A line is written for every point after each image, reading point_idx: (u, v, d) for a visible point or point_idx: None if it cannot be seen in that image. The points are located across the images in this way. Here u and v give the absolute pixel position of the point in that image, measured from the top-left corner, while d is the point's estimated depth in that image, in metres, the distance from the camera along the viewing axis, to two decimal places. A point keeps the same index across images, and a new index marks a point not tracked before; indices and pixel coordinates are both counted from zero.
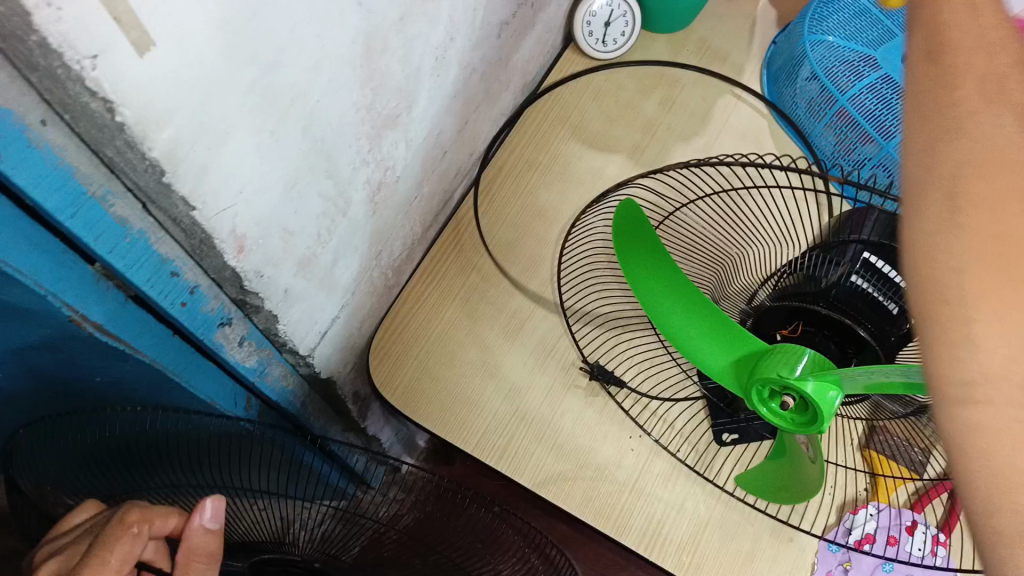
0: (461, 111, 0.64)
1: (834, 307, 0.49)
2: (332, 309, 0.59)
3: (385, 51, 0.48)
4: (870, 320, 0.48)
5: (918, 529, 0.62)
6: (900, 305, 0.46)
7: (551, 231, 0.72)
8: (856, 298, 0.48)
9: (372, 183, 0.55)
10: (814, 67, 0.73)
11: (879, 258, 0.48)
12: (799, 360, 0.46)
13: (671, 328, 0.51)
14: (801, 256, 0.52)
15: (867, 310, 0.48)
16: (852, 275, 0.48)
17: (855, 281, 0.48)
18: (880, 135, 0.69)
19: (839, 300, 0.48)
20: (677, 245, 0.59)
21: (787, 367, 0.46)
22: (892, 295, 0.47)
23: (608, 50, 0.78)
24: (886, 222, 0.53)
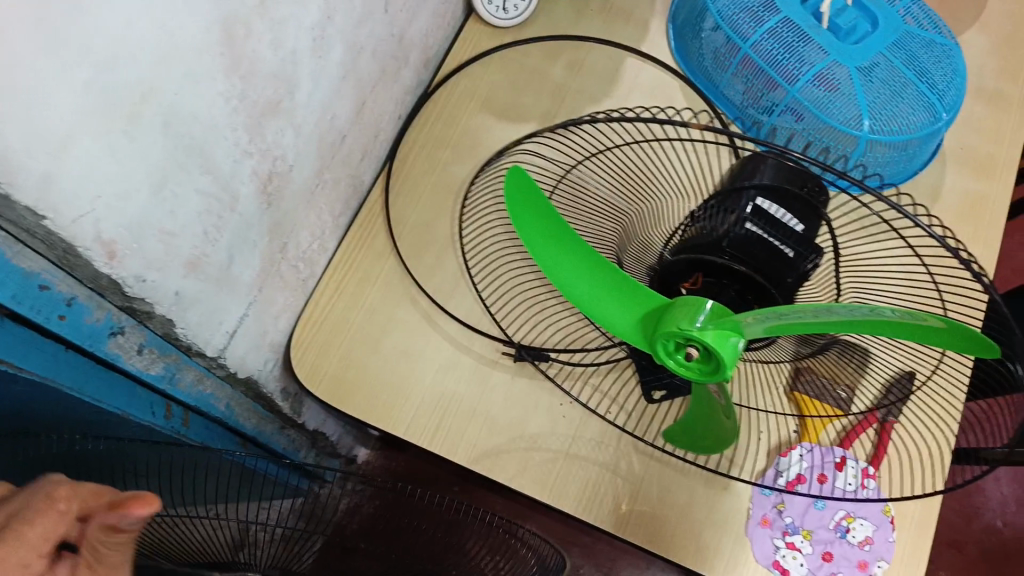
0: (356, 92, 0.63)
1: (730, 256, 0.48)
2: (238, 308, 0.57)
3: (249, 37, 0.47)
4: (765, 266, 0.47)
5: (847, 463, 0.63)
6: (795, 249, 0.48)
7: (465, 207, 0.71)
8: (750, 243, 0.48)
9: (260, 173, 0.54)
10: (717, 18, 0.72)
11: (770, 207, 0.49)
12: (699, 310, 0.47)
13: (577, 295, 0.50)
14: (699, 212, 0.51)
15: (762, 256, 0.48)
16: (744, 222, 0.49)
17: (748, 228, 0.49)
18: (785, 81, 0.69)
19: (738, 245, 0.48)
20: (575, 209, 0.57)
21: (687, 320, 0.46)
22: (786, 241, 0.48)
23: (510, 17, 0.76)
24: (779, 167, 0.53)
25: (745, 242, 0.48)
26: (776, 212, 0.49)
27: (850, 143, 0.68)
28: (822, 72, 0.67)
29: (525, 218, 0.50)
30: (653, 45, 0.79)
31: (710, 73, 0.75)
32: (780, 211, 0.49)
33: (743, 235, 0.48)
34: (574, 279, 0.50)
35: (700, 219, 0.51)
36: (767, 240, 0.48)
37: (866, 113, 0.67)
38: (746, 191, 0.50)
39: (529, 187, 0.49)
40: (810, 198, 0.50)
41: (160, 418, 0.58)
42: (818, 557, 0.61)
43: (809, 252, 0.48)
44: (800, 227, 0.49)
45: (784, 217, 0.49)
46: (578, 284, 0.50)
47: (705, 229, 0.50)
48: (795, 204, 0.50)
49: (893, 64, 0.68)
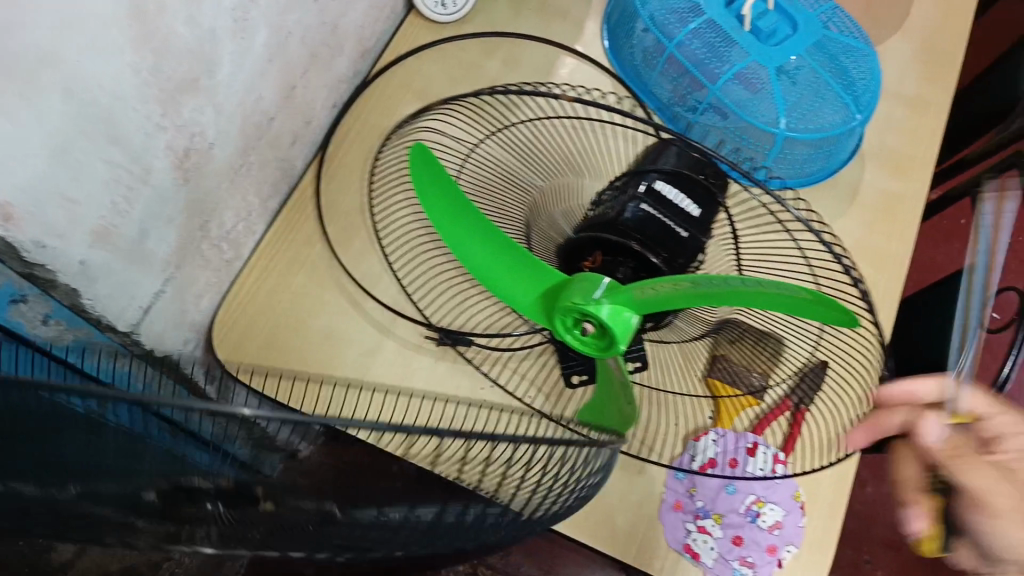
0: (285, 77, 0.63)
1: (626, 235, 0.49)
2: (154, 282, 0.58)
3: (163, 11, 0.46)
4: (662, 247, 0.49)
5: (759, 449, 0.65)
6: (689, 230, 0.50)
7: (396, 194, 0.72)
8: (647, 223, 0.50)
9: (176, 150, 0.54)
10: (647, 20, 0.74)
11: (667, 188, 0.51)
12: (596, 286, 0.48)
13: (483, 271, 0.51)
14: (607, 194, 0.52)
15: (657, 237, 0.49)
16: (641, 203, 0.50)
17: (645, 209, 0.50)
18: (708, 80, 0.71)
19: (641, 227, 0.50)
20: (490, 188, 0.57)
21: (583, 295, 0.48)
22: (680, 221, 0.50)
23: (448, 13, 0.77)
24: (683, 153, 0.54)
25: (646, 224, 0.50)
26: (674, 196, 0.51)
27: (768, 141, 0.70)
28: (743, 72, 0.69)
29: (431, 195, 0.50)
30: (587, 42, 0.80)
31: (640, 72, 0.77)
32: (677, 194, 0.51)
33: (645, 217, 0.50)
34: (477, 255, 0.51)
35: (604, 200, 0.53)
36: (666, 222, 0.50)
37: (782, 114, 0.69)
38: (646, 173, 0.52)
39: (435, 166, 0.49)
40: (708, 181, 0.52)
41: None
42: (728, 540, 0.62)
43: (702, 235, 0.51)
44: (694, 210, 0.51)
45: (682, 200, 0.51)
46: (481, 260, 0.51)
47: (608, 210, 0.51)
48: (695, 188, 0.52)
49: (813, 67, 0.70)
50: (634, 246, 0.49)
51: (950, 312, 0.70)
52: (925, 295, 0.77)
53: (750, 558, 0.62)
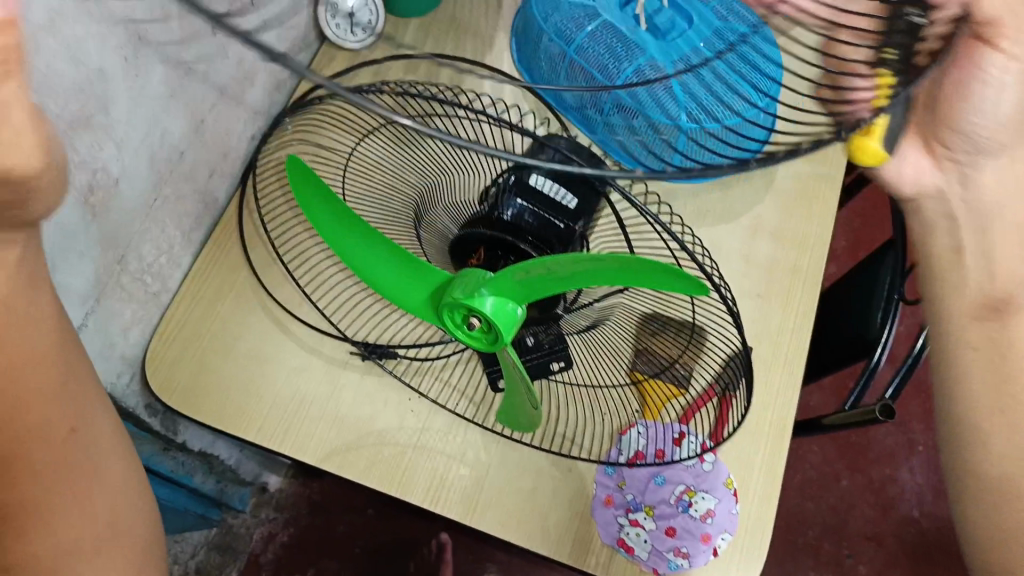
0: (191, 108, 0.66)
1: (497, 228, 0.51)
2: (73, 318, 0.60)
3: (39, 51, 0.50)
4: (528, 234, 0.51)
5: (687, 439, 0.63)
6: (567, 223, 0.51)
7: None
8: (521, 217, 0.51)
9: (79, 185, 0.57)
10: (548, 28, 0.75)
11: (543, 181, 0.51)
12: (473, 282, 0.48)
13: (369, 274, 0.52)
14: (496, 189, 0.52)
15: (530, 227, 0.51)
16: (514, 197, 0.51)
17: (519, 204, 0.51)
18: (609, 81, 0.73)
19: (520, 222, 0.51)
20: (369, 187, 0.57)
21: (462, 292, 0.48)
22: (557, 214, 0.51)
23: (359, 40, 0.78)
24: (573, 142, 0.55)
25: (534, 222, 0.51)
26: (552, 194, 0.51)
27: (675, 133, 0.72)
28: (643, 69, 0.72)
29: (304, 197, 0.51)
30: (499, 57, 0.82)
31: (548, 78, 0.78)
32: (560, 190, 0.52)
33: (530, 216, 0.51)
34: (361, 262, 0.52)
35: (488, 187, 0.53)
36: (546, 219, 0.51)
37: (682, 108, 0.71)
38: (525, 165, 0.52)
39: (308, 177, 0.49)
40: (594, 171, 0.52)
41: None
42: (661, 533, 0.62)
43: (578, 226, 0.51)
44: (572, 206, 0.51)
45: (560, 194, 0.52)
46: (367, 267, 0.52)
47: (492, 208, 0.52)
48: (577, 183, 0.52)
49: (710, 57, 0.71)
50: (521, 246, 0.50)
51: (874, 287, 0.70)
52: (853, 275, 0.76)
53: (684, 548, 0.61)
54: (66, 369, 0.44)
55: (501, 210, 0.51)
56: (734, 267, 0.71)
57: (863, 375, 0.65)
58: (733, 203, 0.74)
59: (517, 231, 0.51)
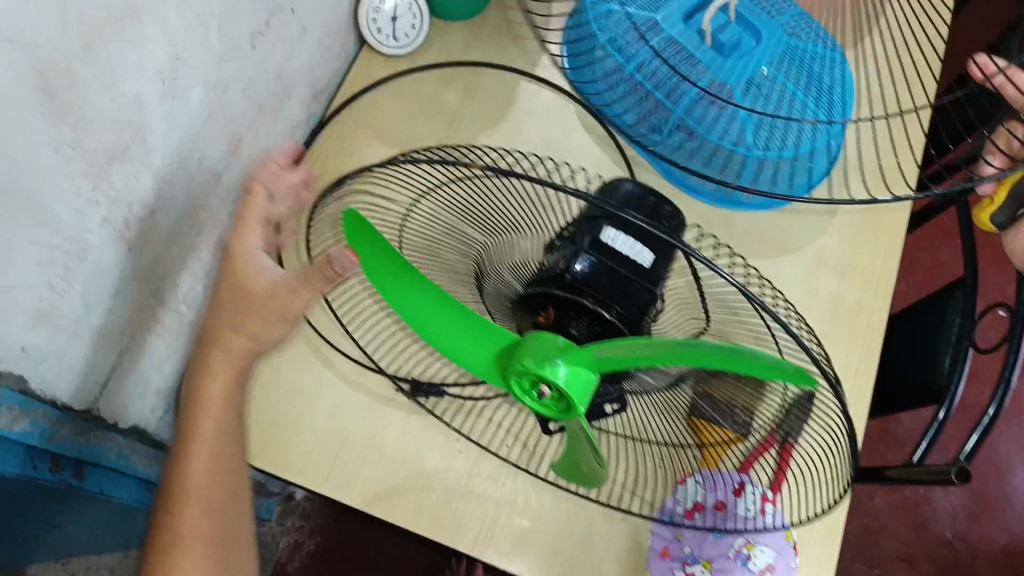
0: (230, 128, 0.62)
1: (568, 288, 0.47)
2: (106, 358, 0.57)
3: (72, 83, 0.46)
4: (592, 291, 0.47)
5: (747, 489, 0.61)
6: (644, 281, 0.47)
7: None
8: (595, 277, 0.47)
9: (115, 221, 0.53)
10: (605, 42, 0.71)
11: (615, 233, 0.47)
12: (546, 346, 0.43)
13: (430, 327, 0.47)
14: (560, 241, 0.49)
15: (606, 286, 0.47)
16: (580, 254, 0.47)
17: (585, 261, 0.47)
18: (670, 101, 0.69)
19: (587, 278, 0.47)
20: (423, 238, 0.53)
21: (532, 360, 0.42)
22: (631, 270, 0.47)
23: (401, 45, 0.73)
24: (637, 194, 0.52)
25: (600, 275, 0.47)
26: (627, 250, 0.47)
27: (740, 161, 0.70)
28: (709, 89, 0.67)
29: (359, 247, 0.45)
30: (548, 68, 0.77)
31: (602, 94, 0.73)
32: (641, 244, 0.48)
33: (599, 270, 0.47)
34: (422, 314, 0.47)
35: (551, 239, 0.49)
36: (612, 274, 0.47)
37: (748, 131, 0.68)
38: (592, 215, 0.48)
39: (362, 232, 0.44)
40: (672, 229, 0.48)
41: (46, 473, 0.58)
42: None
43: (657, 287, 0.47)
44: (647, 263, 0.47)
45: (635, 249, 0.47)
46: (427, 319, 0.47)
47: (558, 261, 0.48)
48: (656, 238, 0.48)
49: (780, 79, 0.68)
50: (587, 303, 0.47)
51: (941, 330, 0.68)
52: (917, 311, 0.73)
53: None
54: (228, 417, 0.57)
55: (571, 264, 0.47)
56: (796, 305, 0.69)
57: (930, 425, 0.62)
58: (794, 232, 0.71)
59: (581, 289, 0.47)
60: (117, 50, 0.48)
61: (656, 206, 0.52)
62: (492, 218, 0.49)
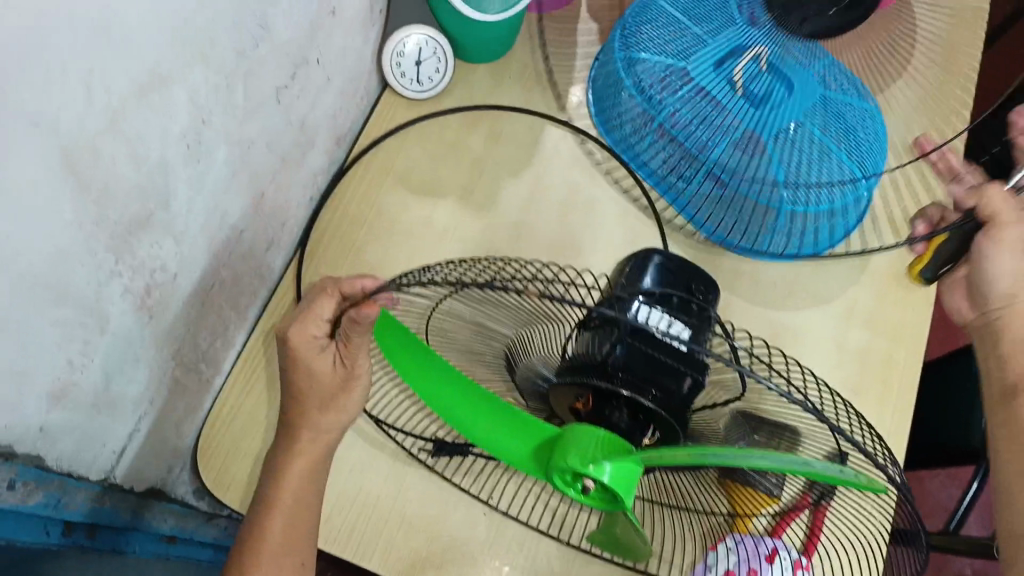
0: (253, 185, 0.60)
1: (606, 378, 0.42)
2: (125, 426, 0.56)
3: (94, 159, 0.44)
4: (627, 380, 0.42)
5: (778, 555, 0.60)
6: (687, 374, 0.41)
7: None
8: (632, 364, 0.41)
9: (135, 290, 0.52)
10: (632, 89, 0.70)
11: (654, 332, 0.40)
12: (589, 440, 0.40)
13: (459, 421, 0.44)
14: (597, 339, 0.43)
15: (647, 373, 0.41)
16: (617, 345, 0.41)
17: (622, 350, 0.41)
18: (699, 152, 0.68)
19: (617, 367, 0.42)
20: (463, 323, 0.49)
21: (575, 454, 0.39)
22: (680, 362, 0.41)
23: (425, 89, 0.72)
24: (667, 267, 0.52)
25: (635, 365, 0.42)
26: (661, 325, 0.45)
27: (771, 214, 0.69)
28: (739, 144, 0.66)
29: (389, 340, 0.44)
30: (574, 111, 0.76)
31: (632, 143, 0.74)
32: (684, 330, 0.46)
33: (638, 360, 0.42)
34: (449, 403, 0.44)
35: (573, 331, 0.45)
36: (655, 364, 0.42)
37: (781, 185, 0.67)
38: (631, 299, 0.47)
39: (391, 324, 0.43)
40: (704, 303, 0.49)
41: (56, 537, 0.57)
42: None
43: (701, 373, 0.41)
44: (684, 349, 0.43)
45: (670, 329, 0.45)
46: (455, 408, 0.44)
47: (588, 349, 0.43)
48: (691, 309, 0.48)
49: (813, 130, 0.65)
50: (622, 392, 0.42)
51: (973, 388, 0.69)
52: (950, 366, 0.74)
53: None
54: (310, 486, 0.57)
55: (608, 351, 0.42)
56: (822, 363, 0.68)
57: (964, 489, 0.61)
58: (824, 287, 0.73)
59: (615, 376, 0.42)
60: (143, 119, 0.47)
61: (689, 278, 0.52)
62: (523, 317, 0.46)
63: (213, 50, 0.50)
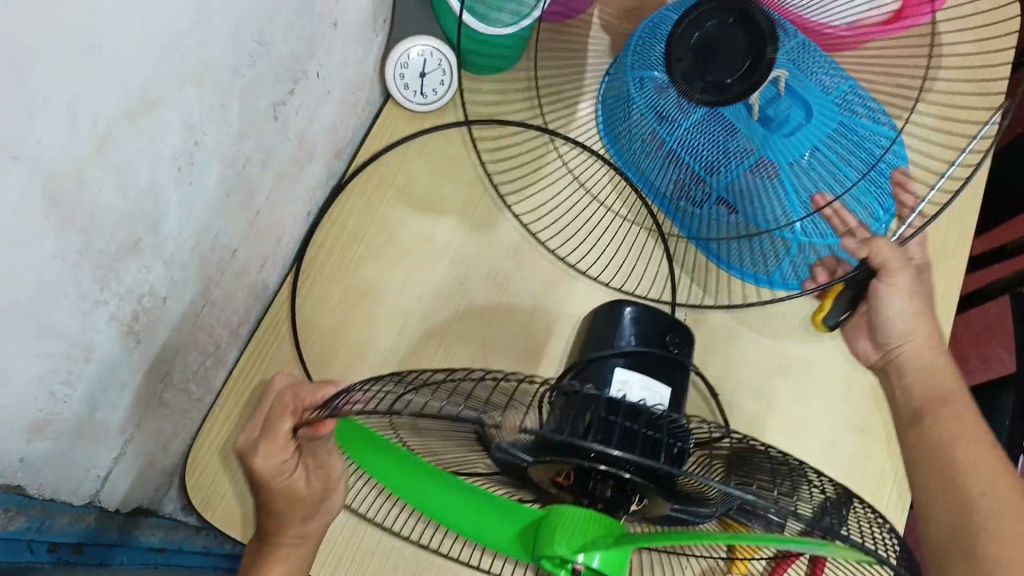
0: (246, 202, 0.59)
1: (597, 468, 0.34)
2: (111, 450, 0.55)
3: (82, 187, 0.42)
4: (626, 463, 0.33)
5: None
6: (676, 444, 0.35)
7: (379, 311, 0.68)
8: (624, 447, 0.33)
9: (123, 316, 0.50)
10: (641, 107, 0.66)
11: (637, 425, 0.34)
12: (572, 522, 0.37)
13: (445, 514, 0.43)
14: (579, 420, 0.35)
15: (640, 450, 0.34)
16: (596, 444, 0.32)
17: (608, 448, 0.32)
18: (710, 176, 0.66)
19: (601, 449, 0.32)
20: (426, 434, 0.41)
21: (559, 544, 0.37)
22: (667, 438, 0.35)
23: (428, 101, 0.70)
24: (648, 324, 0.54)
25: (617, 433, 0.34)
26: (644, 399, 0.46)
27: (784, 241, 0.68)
28: (753, 170, 0.64)
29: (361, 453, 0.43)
30: (580, 127, 0.75)
31: (637, 161, 0.71)
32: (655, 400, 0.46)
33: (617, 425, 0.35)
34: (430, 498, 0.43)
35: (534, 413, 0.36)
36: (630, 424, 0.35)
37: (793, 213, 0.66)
38: (609, 367, 0.50)
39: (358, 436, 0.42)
40: (679, 358, 0.52)
41: (41, 555, 0.53)
42: None
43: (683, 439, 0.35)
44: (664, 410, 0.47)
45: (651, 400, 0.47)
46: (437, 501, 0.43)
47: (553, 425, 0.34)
48: (667, 366, 0.51)
49: (830, 158, 0.64)
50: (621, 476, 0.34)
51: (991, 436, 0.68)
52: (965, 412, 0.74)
53: None
54: (309, 521, 0.57)
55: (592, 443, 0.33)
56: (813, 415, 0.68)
57: None
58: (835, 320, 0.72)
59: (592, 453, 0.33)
60: (132, 146, 0.44)
61: (665, 330, 0.54)
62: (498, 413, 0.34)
63: (208, 73, 0.48)
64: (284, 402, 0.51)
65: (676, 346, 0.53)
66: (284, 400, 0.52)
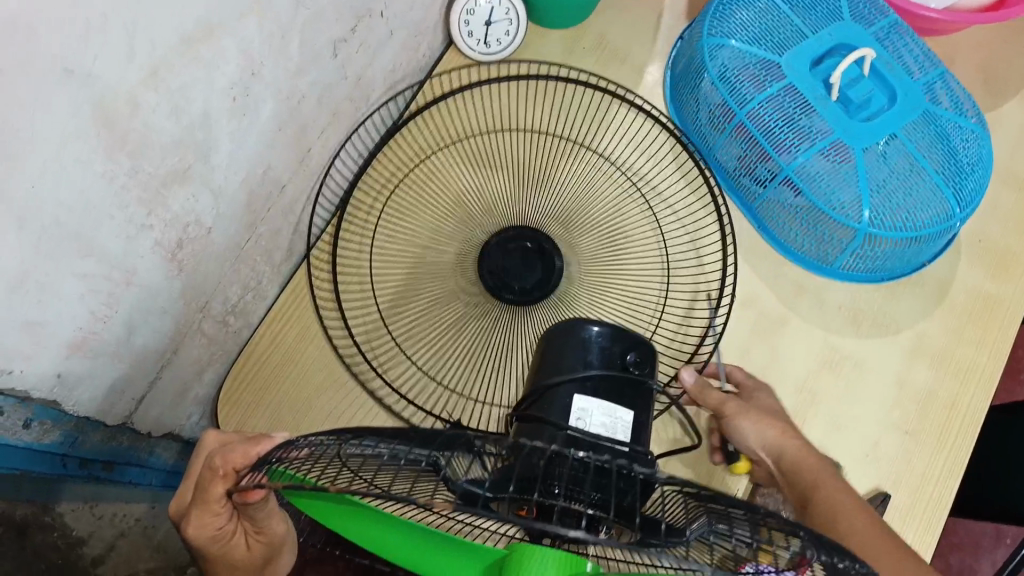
0: (299, 140, 0.58)
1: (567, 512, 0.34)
2: (147, 374, 0.55)
3: (135, 110, 0.41)
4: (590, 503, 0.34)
5: None
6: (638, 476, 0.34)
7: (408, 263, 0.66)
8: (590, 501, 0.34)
9: (167, 243, 0.50)
10: (713, 77, 0.65)
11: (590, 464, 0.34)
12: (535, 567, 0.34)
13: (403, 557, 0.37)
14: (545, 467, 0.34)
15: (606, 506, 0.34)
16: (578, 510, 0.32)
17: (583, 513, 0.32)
18: (778, 154, 0.63)
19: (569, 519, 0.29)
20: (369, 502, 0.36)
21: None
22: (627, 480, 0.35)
23: (491, 52, 0.68)
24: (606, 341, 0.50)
25: (575, 475, 0.35)
26: (601, 428, 0.44)
27: (849, 234, 0.63)
28: (824, 152, 0.61)
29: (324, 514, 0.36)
30: (647, 91, 0.73)
31: (704, 134, 0.69)
32: (624, 434, 0.45)
33: (578, 464, 0.35)
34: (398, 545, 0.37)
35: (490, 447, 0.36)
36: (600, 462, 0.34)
37: (865, 202, 0.61)
38: (563, 394, 0.47)
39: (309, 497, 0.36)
40: (638, 378, 0.48)
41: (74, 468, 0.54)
42: None
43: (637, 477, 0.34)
44: (624, 439, 0.44)
45: (611, 426, 0.45)
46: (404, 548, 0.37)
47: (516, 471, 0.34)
48: (627, 390, 0.47)
49: (907, 148, 0.62)
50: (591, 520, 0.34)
51: None
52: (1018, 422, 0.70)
53: None
54: None
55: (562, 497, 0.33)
56: (837, 435, 0.66)
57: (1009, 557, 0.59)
58: (894, 314, 0.69)
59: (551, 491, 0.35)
60: (190, 72, 0.43)
61: (627, 347, 0.49)
62: (452, 458, 0.34)
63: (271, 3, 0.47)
64: (211, 466, 0.42)
65: (637, 366, 0.48)
66: (212, 464, 0.42)
